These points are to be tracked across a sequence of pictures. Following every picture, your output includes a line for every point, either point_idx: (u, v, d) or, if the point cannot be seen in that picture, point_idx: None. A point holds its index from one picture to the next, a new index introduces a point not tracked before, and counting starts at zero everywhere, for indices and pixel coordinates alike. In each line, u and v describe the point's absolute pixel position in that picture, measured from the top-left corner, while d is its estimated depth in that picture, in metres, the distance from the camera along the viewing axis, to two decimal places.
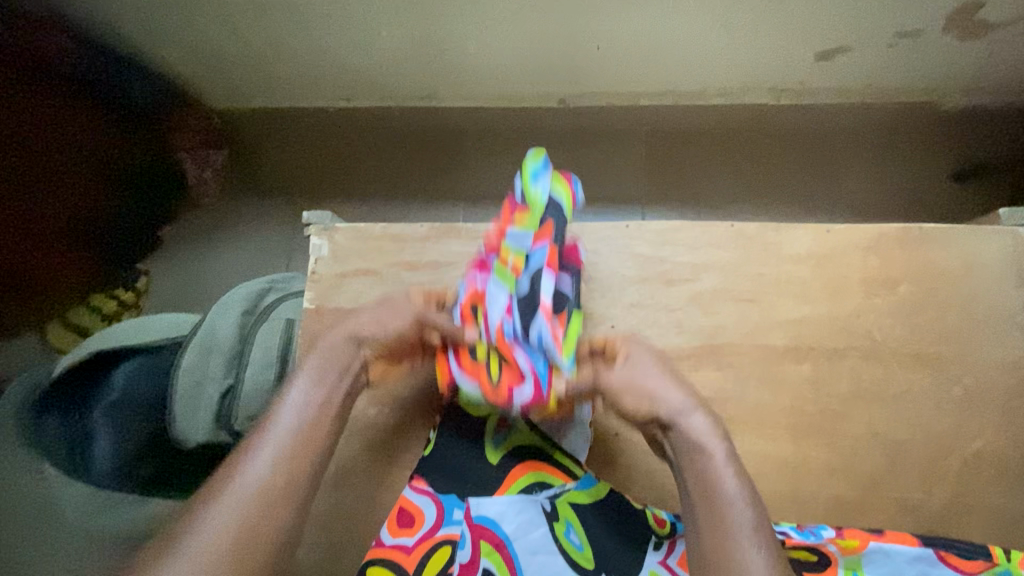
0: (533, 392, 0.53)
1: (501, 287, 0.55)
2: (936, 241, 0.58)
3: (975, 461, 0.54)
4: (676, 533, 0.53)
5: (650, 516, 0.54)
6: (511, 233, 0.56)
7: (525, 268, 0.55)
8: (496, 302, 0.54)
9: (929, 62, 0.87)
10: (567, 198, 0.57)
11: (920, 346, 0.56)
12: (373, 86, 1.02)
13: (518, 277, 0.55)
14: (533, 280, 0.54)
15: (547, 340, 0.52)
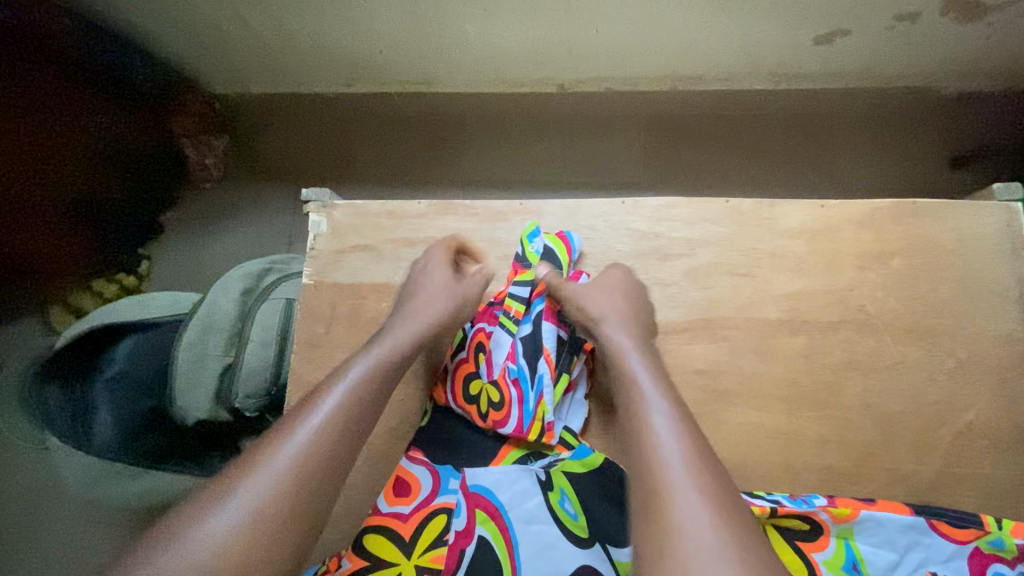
0: (516, 424, 0.56)
1: (505, 332, 0.60)
2: (930, 216, 0.58)
3: (967, 431, 0.54)
4: None
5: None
6: (512, 285, 0.61)
7: (526, 315, 0.60)
8: (500, 344, 0.59)
9: (927, 46, 0.88)
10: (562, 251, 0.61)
11: (914, 319, 0.56)
12: (374, 71, 1.02)
13: (519, 324, 0.60)
14: (534, 327, 0.60)
15: (540, 386, 0.57)
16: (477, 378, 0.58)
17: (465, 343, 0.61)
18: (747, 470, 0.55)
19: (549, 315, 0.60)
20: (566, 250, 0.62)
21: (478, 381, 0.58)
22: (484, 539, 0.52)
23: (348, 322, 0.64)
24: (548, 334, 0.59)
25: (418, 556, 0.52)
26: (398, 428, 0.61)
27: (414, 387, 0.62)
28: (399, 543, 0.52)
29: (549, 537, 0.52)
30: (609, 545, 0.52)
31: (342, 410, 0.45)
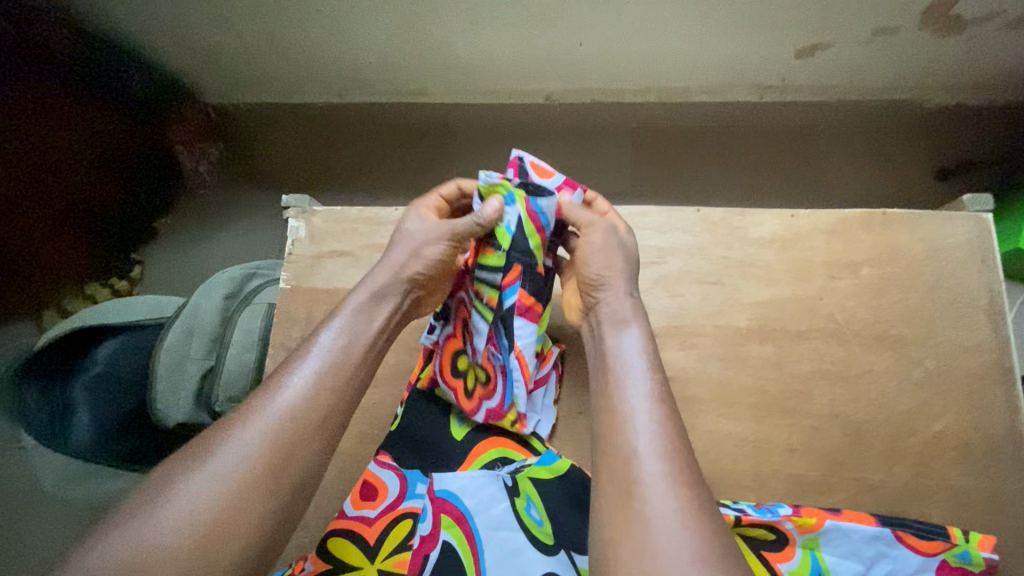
0: (496, 405, 0.55)
1: (482, 319, 0.56)
2: (899, 226, 0.59)
3: (936, 442, 0.54)
4: None
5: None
6: (482, 269, 0.55)
7: (498, 305, 0.54)
8: (479, 331, 0.56)
9: (908, 59, 0.88)
10: (531, 221, 0.54)
11: (883, 328, 0.56)
12: (363, 81, 1.04)
13: (495, 311, 0.55)
14: (506, 320, 0.54)
15: (515, 373, 0.54)
16: (463, 355, 0.58)
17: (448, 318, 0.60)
18: (715, 477, 0.54)
19: (523, 309, 0.54)
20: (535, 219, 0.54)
21: (464, 359, 0.58)
22: (449, 544, 0.52)
23: None
24: (522, 327, 0.54)
25: (383, 560, 0.52)
26: (369, 432, 0.61)
27: (385, 391, 0.62)
28: (364, 547, 0.52)
29: (514, 543, 0.52)
30: (575, 552, 0.52)
31: (279, 427, 0.46)
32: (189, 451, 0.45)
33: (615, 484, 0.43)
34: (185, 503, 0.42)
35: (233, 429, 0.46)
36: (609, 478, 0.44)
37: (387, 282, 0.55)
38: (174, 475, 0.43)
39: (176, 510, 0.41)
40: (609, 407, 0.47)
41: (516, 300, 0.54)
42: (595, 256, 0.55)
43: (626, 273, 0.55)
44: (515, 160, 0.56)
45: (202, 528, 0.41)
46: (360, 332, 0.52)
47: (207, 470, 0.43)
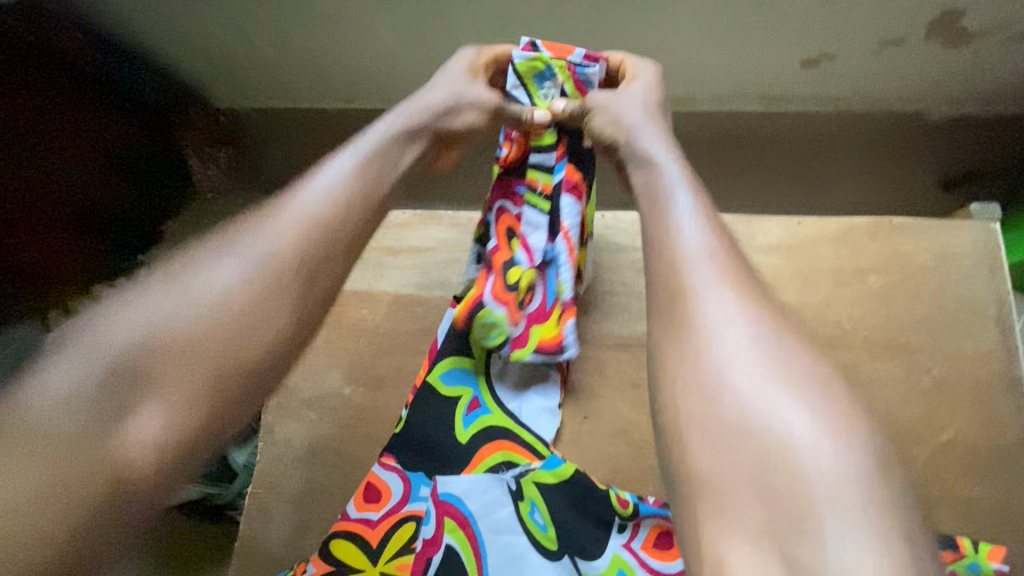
0: (542, 302, 0.58)
1: (538, 212, 0.59)
2: (905, 234, 0.59)
3: (944, 450, 0.53)
4: (640, 514, 0.51)
5: (613, 497, 0.51)
6: (534, 158, 0.60)
7: (553, 190, 0.59)
8: (534, 226, 0.59)
9: (914, 70, 0.89)
10: (572, 88, 0.59)
11: (891, 335, 0.56)
12: (371, 88, 1.04)
13: (547, 198, 0.59)
14: (560, 204, 0.58)
15: (563, 257, 0.58)
16: (516, 264, 0.58)
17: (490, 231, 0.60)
18: None
19: (572, 188, 0.58)
20: (575, 83, 0.59)
21: (517, 267, 0.58)
22: (452, 547, 0.52)
23: (330, 326, 0.64)
24: (570, 205, 0.58)
25: (385, 564, 0.52)
26: (372, 435, 0.61)
27: (389, 394, 0.62)
28: (367, 550, 0.52)
29: (518, 548, 0.52)
30: (579, 557, 0.51)
31: (286, 239, 0.44)
32: (186, 259, 0.42)
33: (666, 334, 0.40)
34: (155, 308, 0.39)
35: (227, 244, 0.43)
36: (666, 325, 0.40)
37: (411, 130, 0.55)
38: (171, 279, 0.41)
39: (175, 308, 0.39)
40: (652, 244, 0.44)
41: (563, 176, 0.59)
42: (599, 118, 0.55)
43: (644, 112, 0.54)
44: (528, 43, 0.58)
45: (209, 328, 0.39)
46: (370, 165, 0.50)
47: (209, 273, 0.41)
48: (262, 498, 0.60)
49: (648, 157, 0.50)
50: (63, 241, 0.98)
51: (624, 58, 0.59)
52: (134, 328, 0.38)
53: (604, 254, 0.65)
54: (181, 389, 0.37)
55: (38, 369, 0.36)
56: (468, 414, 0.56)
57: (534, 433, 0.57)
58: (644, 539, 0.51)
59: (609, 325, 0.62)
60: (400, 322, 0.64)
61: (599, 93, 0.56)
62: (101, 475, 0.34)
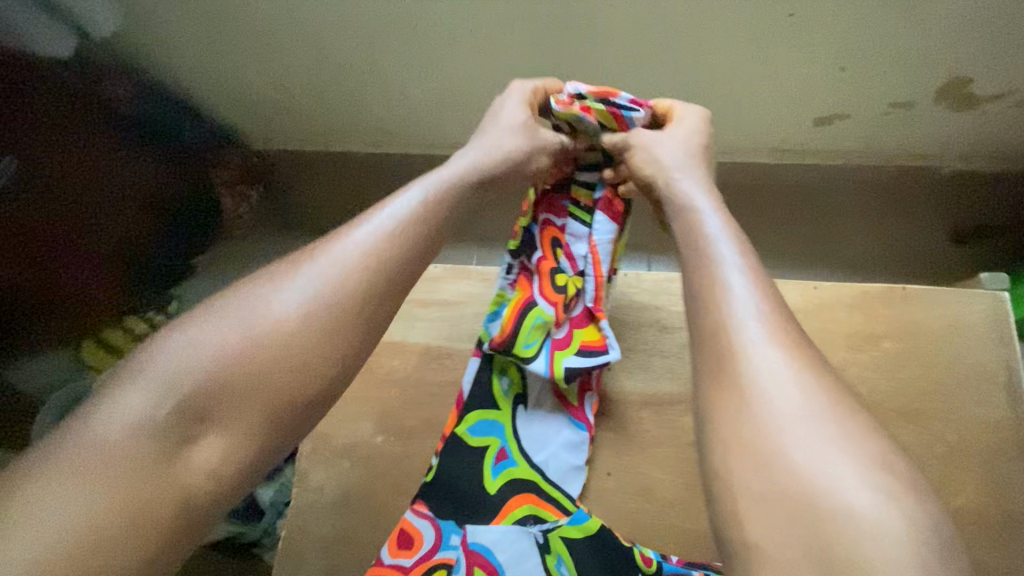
0: (584, 309, 0.63)
1: (581, 226, 0.65)
2: (917, 301, 0.61)
3: (959, 515, 0.55)
4: (663, 572, 0.53)
5: (637, 555, 0.53)
6: (578, 181, 0.66)
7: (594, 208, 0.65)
8: (578, 239, 0.64)
9: (923, 129, 0.93)
10: (614, 128, 0.64)
11: (904, 401, 0.58)
12: (399, 134, 1.09)
13: (587, 215, 0.65)
14: (602, 219, 0.64)
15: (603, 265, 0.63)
16: (561, 272, 0.63)
17: (536, 243, 0.65)
18: None
19: (609, 208, 0.64)
20: (617, 123, 0.64)
21: (563, 274, 0.63)
22: None
23: (363, 376, 0.67)
24: (606, 224, 0.63)
25: None
26: (402, 484, 0.63)
27: (419, 444, 0.65)
28: None
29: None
30: None
31: (350, 263, 0.44)
32: (246, 286, 0.43)
33: (710, 364, 0.39)
34: (213, 338, 0.40)
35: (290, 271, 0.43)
36: (712, 382, 0.39)
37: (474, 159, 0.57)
38: (231, 303, 0.41)
39: (240, 332, 0.40)
40: (693, 277, 0.45)
41: (604, 196, 0.65)
42: (638, 157, 0.60)
43: (682, 157, 0.58)
44: (571, 90, 0.63)
45: (280, 349, 0.40)
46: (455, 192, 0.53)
47: (276, 294, 0.42)
48: (295, 544, 0.63)
49: (688, 200, 0.53)
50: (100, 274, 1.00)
51: (671, 105, 0.65)
52: (199, 353, 0.39)
53: (627, 312, 0.68)
54: (249, 409, 0.39)
55: (111, 393, 0.37)
56: (496, 464, 0.58)
57: (561, 487, 0.59)
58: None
59: (632, 383, 0.64)
60: (431, 374, 0.67)
61: (644, 133, 0.61)
62: (170, 509, 0.35)
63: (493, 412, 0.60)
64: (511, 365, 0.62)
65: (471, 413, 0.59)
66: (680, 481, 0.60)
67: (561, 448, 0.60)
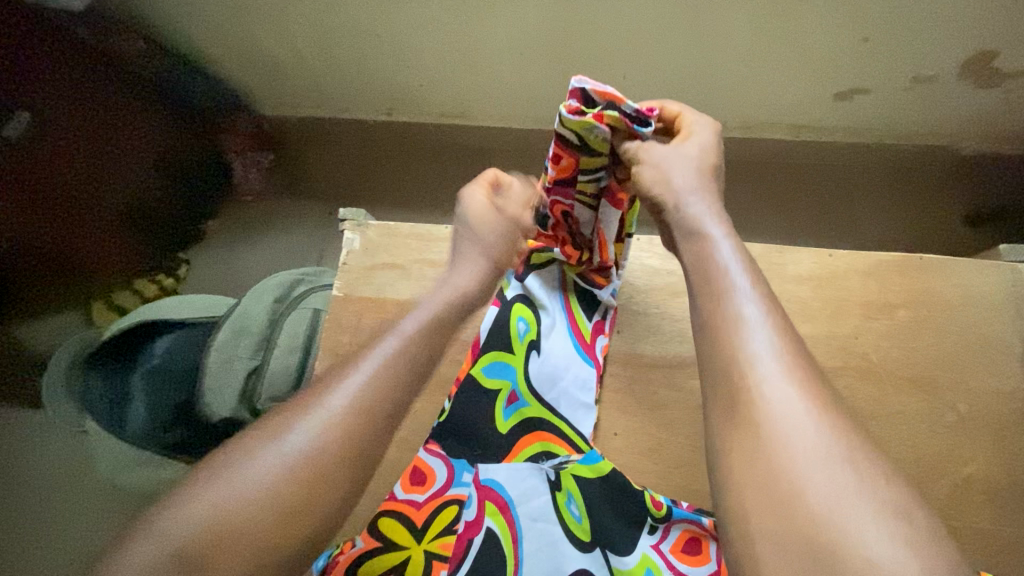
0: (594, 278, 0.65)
1: (588, 207, 0.64)
2: (934, 271, 0.60)
3: (965, 485, 0.55)
4: (671, 518, 0.54)
5: (648, 499, 0.55)
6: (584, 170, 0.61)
7: (601, 190, 0.63)
8: (585, 219, 0.64)
9: (946, 106, 0.91)
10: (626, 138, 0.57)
11: (916, 370, 0.58)
12: (411, 102, 1.08)
13: (595, 197, 0.63)
14: (610, 202, 0.63)
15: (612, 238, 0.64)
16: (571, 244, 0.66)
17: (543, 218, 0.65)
18: None
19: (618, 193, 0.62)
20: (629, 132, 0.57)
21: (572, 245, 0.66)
22: (492, 531, 0.53)
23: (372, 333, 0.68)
24: (610, 209, 0.63)
25: (428, 543, 0.52)
26: (409, 439, 0.64)
27: (428, 400, 0.65)
28: (411, 528, 0.53)
29: (552, 536, 0.54)
30: (610, 552, 0.54)
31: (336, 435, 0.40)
32: (270, 428, 0.41)
33: (720, 394, 0.39)
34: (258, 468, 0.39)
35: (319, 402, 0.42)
36: (725, 403, 0.38)
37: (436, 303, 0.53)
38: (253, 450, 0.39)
39: (253, 488, 0.38)
40: (706, 318, 0.42)
41: (609, 183, 0.62)
42: (647, 173, 0.54)
43: (695, 177, 0.52)
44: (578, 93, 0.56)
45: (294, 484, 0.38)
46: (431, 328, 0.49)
47: (296, 437, 0.40)
48: None
49: (699, 227, 0.48)
50: (101, 233, 0.99)
51: (680, 111, 0.58)
52: (211, 508, 0.37)
53: (638, 277, 0.67)
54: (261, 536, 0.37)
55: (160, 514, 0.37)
56: (509, 407, 0.59)
57: (574, 427, 0.60)
58: (674, 543, 0.54)
59: (640, 346, 0.64)
60: None
61: (656, 147, 0.55)
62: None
63: (507, 355, 0.60)
64: (526, 309, 0.62)
65: (488, 353, 0.59)
66: (686, 443, 0.61)
67: (573, 387, 0.61)
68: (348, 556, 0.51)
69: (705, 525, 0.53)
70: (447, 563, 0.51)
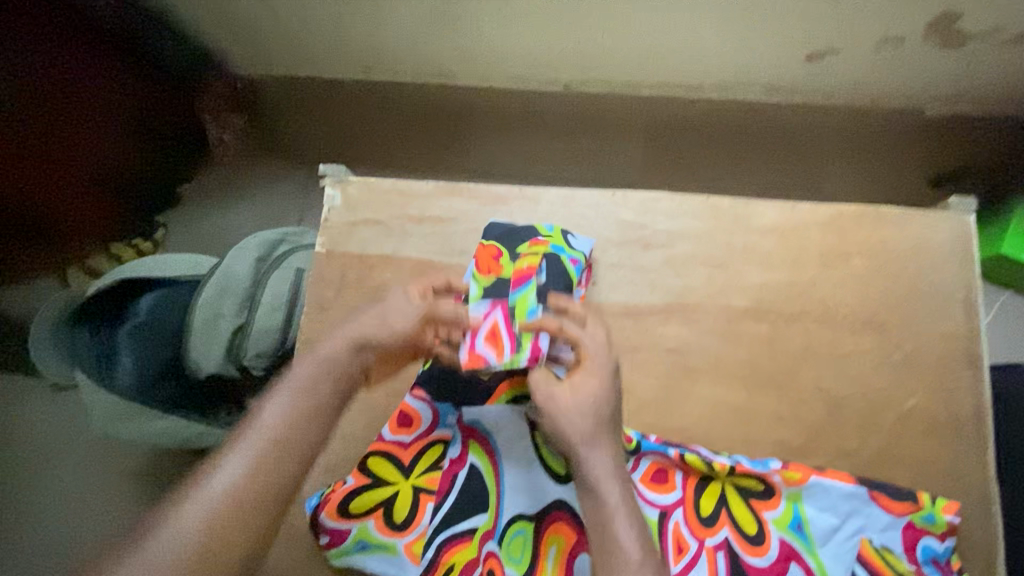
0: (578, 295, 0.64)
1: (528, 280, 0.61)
2: (889, 222, 0.64)
3: (907, 416, 0.60)
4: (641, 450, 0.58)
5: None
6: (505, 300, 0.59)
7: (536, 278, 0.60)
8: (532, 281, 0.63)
9: (911, 68, 0.94)
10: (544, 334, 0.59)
11: (868, 314, 0.62)
12: (389, 61, 1.07)
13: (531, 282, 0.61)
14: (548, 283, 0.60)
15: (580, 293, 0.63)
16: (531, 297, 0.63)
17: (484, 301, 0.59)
18: (706, 437, 0.61)
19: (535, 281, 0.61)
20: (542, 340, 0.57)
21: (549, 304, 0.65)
22: (475, 467, 0.59)
23: (356, 288, 0.69)
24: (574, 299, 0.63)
25: (415, 479, 0.59)
26: (397, 386, 0.67)
27: None
28: (400, 467, 0.59)
29: (532, 473, 0.58)
30: None
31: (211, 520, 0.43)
32: (143, 520, 0.44)
33: None
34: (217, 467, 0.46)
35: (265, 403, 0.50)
36: None
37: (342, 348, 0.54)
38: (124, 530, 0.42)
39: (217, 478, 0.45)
40: None
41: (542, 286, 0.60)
42: (548, 422, 0.53)
43: (594, 426, 0.52)
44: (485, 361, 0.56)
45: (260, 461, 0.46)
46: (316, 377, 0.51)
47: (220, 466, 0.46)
48: None
49: (597, 491, 0.50)
50: (76, 197, 0.97)
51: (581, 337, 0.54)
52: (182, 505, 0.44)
53: None
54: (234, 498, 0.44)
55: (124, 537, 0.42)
56: None
57: None
58: (643, 473, 0.59)
59: (615, 296, 0.65)
60: None
61: (556, 391, 0.53)
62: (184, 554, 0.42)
63: None
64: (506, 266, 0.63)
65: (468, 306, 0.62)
66: (658, 383, 0.63)
67: None
68: (343, 491, 0.58)
69: (672, 457, 0.58)
70: (433, 497, 0.58)
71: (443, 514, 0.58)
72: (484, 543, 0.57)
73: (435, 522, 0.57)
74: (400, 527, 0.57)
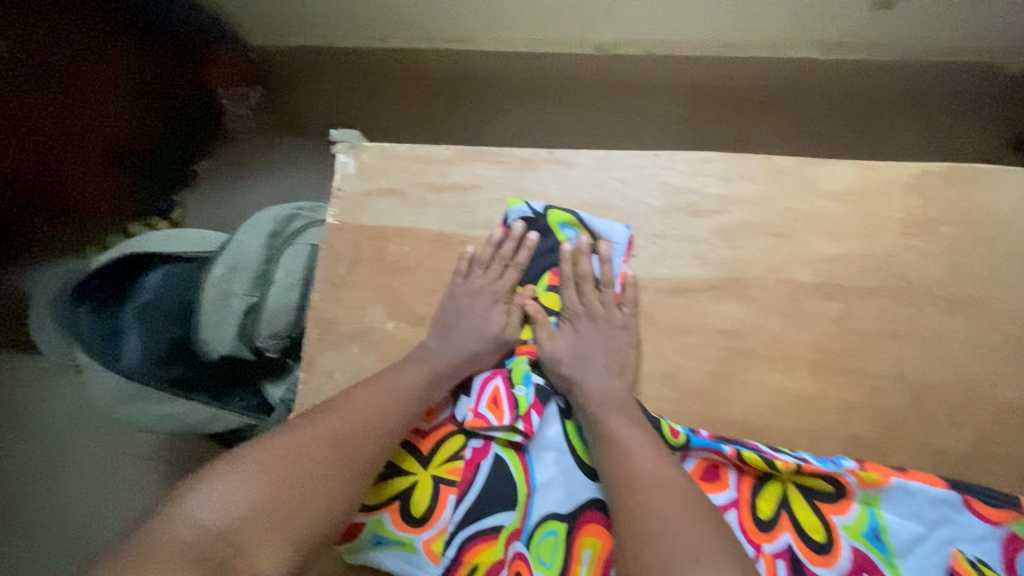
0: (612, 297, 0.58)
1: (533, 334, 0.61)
2: (985, 182, 0.55)
3: (1004, 409, 0.52)
4: (689, 446, 0.51)
5: (665, 426, 0.52)
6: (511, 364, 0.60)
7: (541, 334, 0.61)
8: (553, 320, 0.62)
9: (993, 15, 0.82)
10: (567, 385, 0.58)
11: (957, 289, 0.54)
12: (407, 26, 1.00)
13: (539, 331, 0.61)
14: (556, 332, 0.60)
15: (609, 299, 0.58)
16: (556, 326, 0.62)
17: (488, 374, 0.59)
18: (765, 429, 0.54)
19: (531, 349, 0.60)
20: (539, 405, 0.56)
21: None
22: (500, 458, 0.55)
23: (371, 263, 0.64)
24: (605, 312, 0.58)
25: (435, 470, 0.55)
26: None
27: None
28: (419, 457, 0.55)
29: (565, 466, 0.54)
30: None
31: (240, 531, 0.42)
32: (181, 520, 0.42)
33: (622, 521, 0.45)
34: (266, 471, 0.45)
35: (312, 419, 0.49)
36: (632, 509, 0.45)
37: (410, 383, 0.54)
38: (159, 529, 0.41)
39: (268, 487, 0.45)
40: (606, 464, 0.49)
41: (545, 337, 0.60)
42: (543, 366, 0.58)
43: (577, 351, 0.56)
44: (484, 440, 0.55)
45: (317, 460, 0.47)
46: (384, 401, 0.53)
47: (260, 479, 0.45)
48: None
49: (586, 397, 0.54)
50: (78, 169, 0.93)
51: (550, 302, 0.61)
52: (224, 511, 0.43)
53: None
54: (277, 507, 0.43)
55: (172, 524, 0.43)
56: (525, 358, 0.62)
57: None
58: (691, 469, 0.52)
59: (658, 270, 0.58)
60: (443, 261, 0.63)
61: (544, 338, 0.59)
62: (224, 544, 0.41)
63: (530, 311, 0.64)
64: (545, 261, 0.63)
65: None
66: (707, 369, 0.55)
67: None
68: None
69: (726, 453, 0.50)
70: (455, 488, 0.54)
71: (465, 510, 0.53)
72: (511, 544, 0.52)
73: (456, 518, 0.53)
74: (419, 522, 0.53)
